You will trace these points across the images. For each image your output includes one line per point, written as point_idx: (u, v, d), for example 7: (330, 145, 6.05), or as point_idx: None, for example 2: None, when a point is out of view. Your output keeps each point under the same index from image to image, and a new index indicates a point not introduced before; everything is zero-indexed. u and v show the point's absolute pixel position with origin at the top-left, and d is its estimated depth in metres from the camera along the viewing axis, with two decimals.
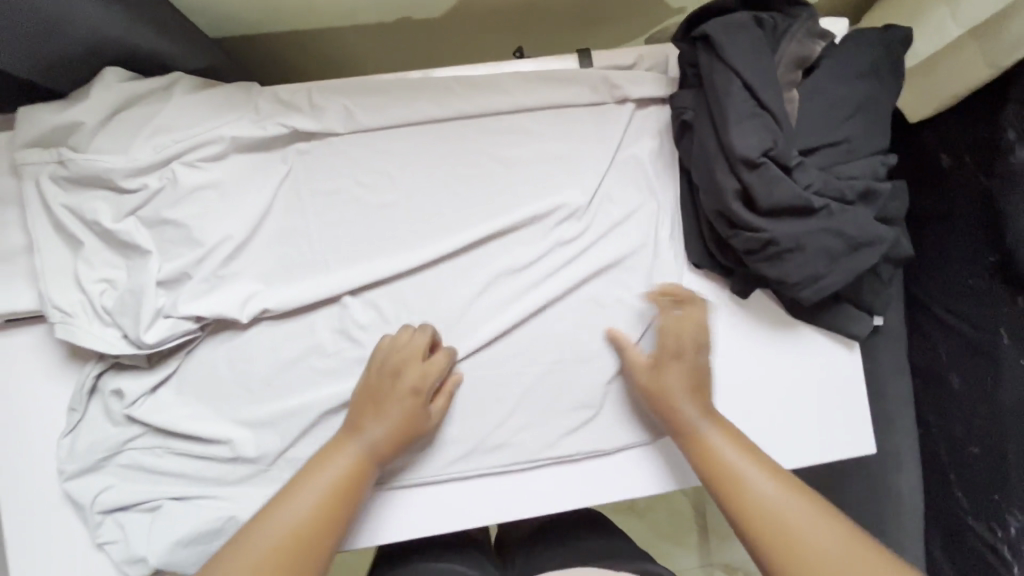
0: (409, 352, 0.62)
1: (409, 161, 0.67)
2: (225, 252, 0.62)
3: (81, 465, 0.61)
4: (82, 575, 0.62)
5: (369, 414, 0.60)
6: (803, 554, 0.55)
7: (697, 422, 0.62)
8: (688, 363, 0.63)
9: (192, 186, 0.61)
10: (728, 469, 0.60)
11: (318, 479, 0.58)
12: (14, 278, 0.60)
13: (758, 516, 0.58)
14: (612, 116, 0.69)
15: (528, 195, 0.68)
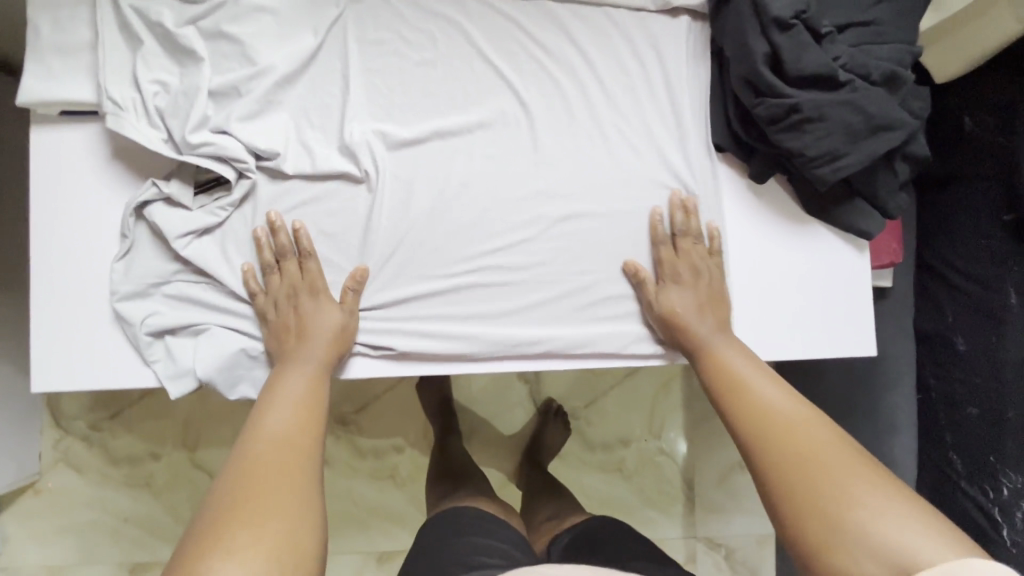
0: (291, 275, 0.66)
1: (454, 22, 0.70)
2: (274, 75, 0.65)
3: (133, 288, 0.65)
4: (101, 366, 0.66)
5: (294, 347, 0.64)
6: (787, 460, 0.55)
7: (710, 336, 0.67)
8: (693, 286, 0.69)
9: (252, 7, 0.64)
10: (734, 377, 0.64)
11: (286, 389, 0.61)
12: (76, 71, 0.64)
13: (761, 417, 0.59)
14: (653, 20, 0.72)
15: (563, 66, 0.71)
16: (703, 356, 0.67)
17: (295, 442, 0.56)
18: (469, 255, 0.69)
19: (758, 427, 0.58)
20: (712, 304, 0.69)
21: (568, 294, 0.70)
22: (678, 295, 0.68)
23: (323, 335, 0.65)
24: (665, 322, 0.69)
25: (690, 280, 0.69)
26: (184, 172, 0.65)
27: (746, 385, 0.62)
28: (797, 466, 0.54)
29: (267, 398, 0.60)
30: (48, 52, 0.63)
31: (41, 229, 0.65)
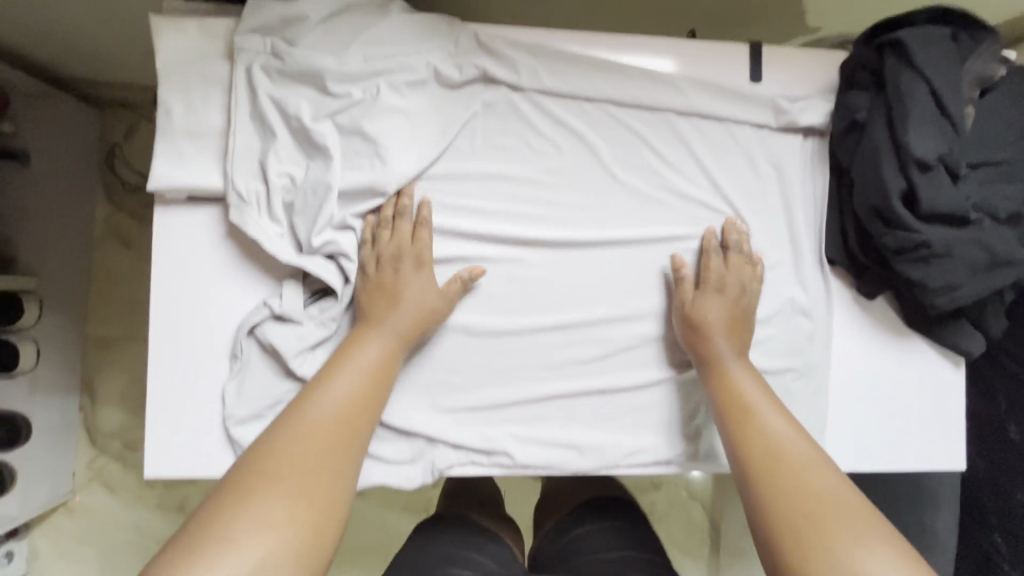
0: (401, 236, 0.64)
1: (578, 124, 0.70)
2: (402, 172, 0.65)
3: (247, 412, 0.63)
4: (208, 462, 0.64)
5: (382, 309, 0.62)
6: (793, 486, 0.55)
7: (727, 357, 0.66)
8: (730, 300, 0.67)
9: (389, 105, 0.64)
10: (741, 398, 0.63)
11: (333, 378, 0.59)
12: (205, 155, 0.63)
13: (752, 442, 0.60)
14: (771, 139, 0.73)
15: (679, 173, 0.72)
16: (716, 370, 0.65)
17: (329, 443, 0.55)
18: (579, 360, 0.69)
19: (766, 461, 0.58)
20: (737, 325, 0.68)
21: (676, 399, 0.70)
22: (716, 305, 0.67)
23: (411, 309, 0.62)
24: (688, 324, 0.67)
25: (730, 292, 0.67)
26: (295, 284, 0.64)
27: (751, 407, 0.62)
28: (777, 497, 0.55)
29: (319, 380, 0.59)
30: (179, 136, 0.62)
31: (158, 313, 0.64)
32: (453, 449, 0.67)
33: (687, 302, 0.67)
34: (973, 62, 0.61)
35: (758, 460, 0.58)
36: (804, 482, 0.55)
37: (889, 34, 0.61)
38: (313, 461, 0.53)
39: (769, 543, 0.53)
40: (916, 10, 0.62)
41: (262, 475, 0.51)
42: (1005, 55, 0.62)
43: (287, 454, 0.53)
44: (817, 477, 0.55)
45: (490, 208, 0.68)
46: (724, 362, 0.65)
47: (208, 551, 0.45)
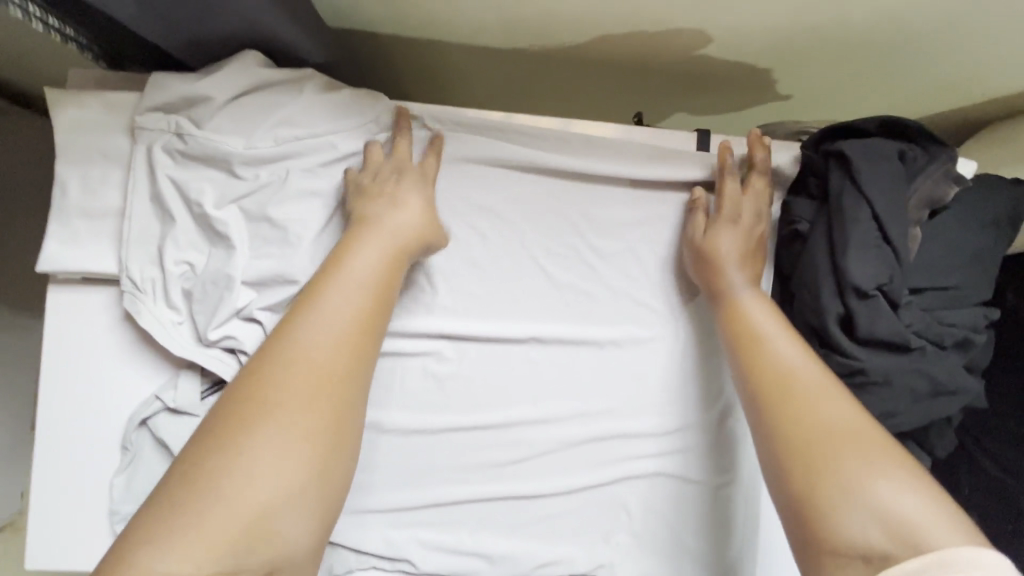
0: (402, 153, 0.61)
1: (508, 210, 0.66)
2: (311, 260, 0.61)
3: (135, 507, 0.60)
4: (93, 559, 0.61)
5: (385, 219, 0.57)
6: (804, 415, 0.50)
7: (742, 288, 0.60)
8: (745, 229, 0.63)
9: (299, 189, 0.60)
10: (752, 329, 0.57)
11: (323, 295, 0.52)
12: (100, 237, 0.59)
13: (764, 381, 0.54)
14: None
15: (613, 265, 0.67)
16: (729, 304, 0.60)
17: (333, 357, 0.49)
18: (496, 463, 0.65)
19: (775, 390, 0.53)
20: (754, 255, 0.63)
21: (596, 507, 0.66)
22: (731, 234, 0.62)
23: (410, 225, 0.58)
24: (701, 256, 0.63)
25: (746, 221, 0.62)
26: (192, 374, 0.60)
27: (758, 341, 0.57)
28: (793, 442, 0.50)
29: (308, 298, 0.52)
30: (74, 215, 0.59)
31: (47, 396, 0.60)
32: (354, 553, 0.63)
33: (702, 234, 0.63)
34: (923, 181, 0.57)
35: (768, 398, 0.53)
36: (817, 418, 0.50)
37: (835, 146, 0.58)
38: (314, 383, 0.48)
39: (786, 492, 0.49)
40: (865, 117, 0.59)
41: (248, 403, 0.46)
42: (959, 173, 0.58)
43: (274, 382, 0.47)
44: (827, 406, 0.50)
45: (409, 299, 0.64)
46: (736, 292, 0.60)
47: (200, 491, 0.42)
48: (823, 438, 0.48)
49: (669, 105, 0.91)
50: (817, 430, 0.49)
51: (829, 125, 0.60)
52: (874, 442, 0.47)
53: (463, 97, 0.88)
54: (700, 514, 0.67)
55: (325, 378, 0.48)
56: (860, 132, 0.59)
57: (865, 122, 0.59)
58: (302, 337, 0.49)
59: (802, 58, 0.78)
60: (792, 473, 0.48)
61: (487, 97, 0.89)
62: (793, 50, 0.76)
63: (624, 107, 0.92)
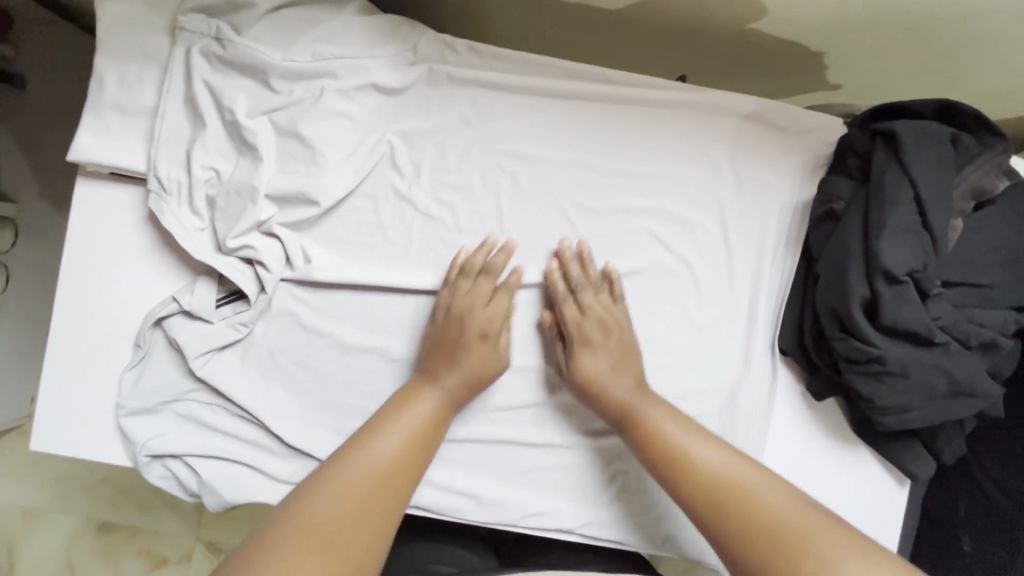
0: (478, 295, 0.60)
1: (538, 159, 0.65)
2: (336, 182, 0.60)
3: (141, 405, 0.61)
4: (94, 450, 0.62)
5: (442, 363, 0.59)
6: (749, 519, 0.49)
7: (631, 400, 0.59)
8: (607, 346, 0.61)
9: (330, 108, 0.59)
10: (670, 451, 0.55)
11: (385, 428, 0.53)
12: (132, 134, 0.59)
13: (715, 495, 0.52)
14: (746, 209, 0.67)
15: (634, 228, 0.66)
16: (635, 426, 0.58)
17: (381, 488, 0.49)
18: (501, 406, 0.65)
19: (712, 507, 0.51)
20: (629, 362, 0.61)
21: (592, 467, 0.66)
22: (591, 358, 0.60)
23: (473, 364, 0.59)
24: (580, 390, 0.61)
25: (603, 337, 0.61)
26: (208, 281, 0.61)
27: (693, 459, 0.54)
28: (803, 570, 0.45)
29: (369, 432, 0.53)
30: (109, 109, 0.59)
31: (66, 286, 0.61)
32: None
33: (574, 375, 0.61)
34: (970, 170, 0.55)
35: (742, 518, 0.49)
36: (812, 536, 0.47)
37: (886, 124, 0.56)
38: (353, 511, 0.46)
39: None
40: (921, 99, 0.57)
41: (309, 525, 0.44)
42: (1010, 167, 0.57)
43: (340, 508, 0.46)
44: (764, 501, 0.50)
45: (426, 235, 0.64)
46: (636, 410, 0.59)
47: None
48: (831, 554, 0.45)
49: (714, 79, 0.88)
50: (804, 552, 0.46)
51: (881, 104, 0.58)
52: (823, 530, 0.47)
53: (507, 44, 0.86)
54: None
55: (370, 515, 0.47)
56: (915, 114, 0.57)
57: (920, 103, 0.57)
58: (353, 470, 0.49)
59: (859, 43, 0.75)
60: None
61: (531, 47, 0.87)
62: (850, 33, 0.73)
63: (669, 74, 0.89)
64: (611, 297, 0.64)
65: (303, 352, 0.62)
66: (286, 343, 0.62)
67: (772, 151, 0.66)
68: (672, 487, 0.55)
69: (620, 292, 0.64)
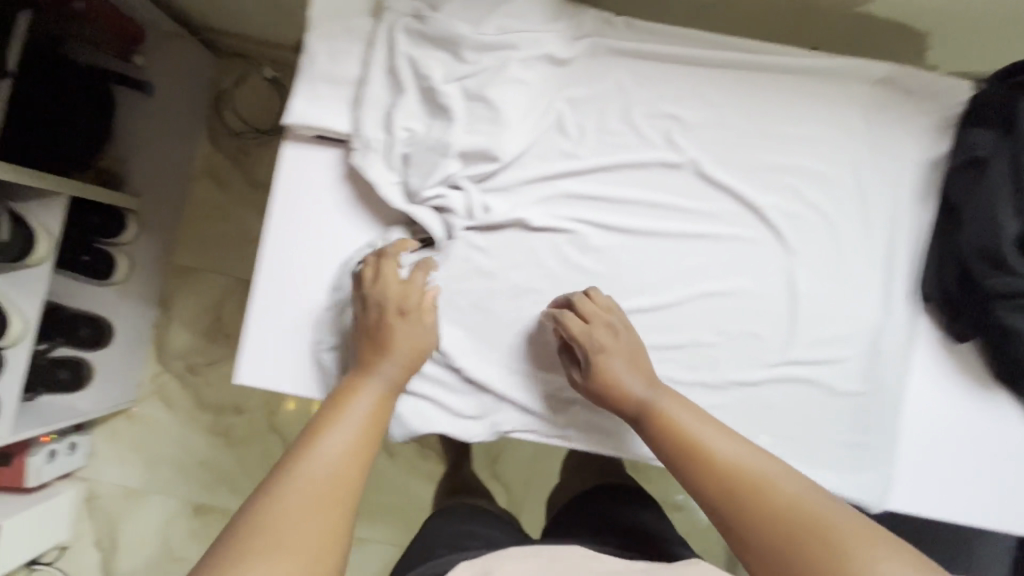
0: (387, 276, 0.64)
1: (688, 122, 0.71)
2: (514, 140, 0.68)
3: (338, 340, 0.68)
4: (294, 381, 0.69)
5: (376, 352, 0.63)
6: (761, 511, 0.54)
7: (647, 395, 0.64)
8: (617, 350, 0.66)
9: (511, 76, 0.67)
10: (688, 436, 0.61)
11: (331, 424, 0.58)
12: (338, 100, 0.68)
13: (728, 483, 0.57)
14: (880, 165, 0.72)
15: (773, 183, 0.72)
16: (652, 418, 0.63)
17: (339, 475, 0.54)
18: (651, 345, 0.71)
19: (722, 496, 0.57)
20: (642, 364, 0.66)
21: (739, 405, 0.71)
22: (612, 362, 0.65)
23: (405, 351, 0.63)
24: (601, 391, 0.65)
25: (616, 344, 0.66)
26: (399, 230, 0.69)
27: (705, 446, 0.59)
28: (818, 557, 0.50)
29: (316, 427, 0.58)
30: (319, 79, 0.68)
31: (274, 235, 0.70)
32: (519, 408, 0.71)
33: (587, 379, 0.66)
34: None
35: (755, 517, 0.54)
36: (838, 539, 0.50)
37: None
38: (313, 504, 0.52)
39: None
40: None
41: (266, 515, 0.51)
42: None
43: (295, 494, 0.52)
44: (780, 495, 0.54)
45: (586, 190, 0.70)
46: (658, 406, 0.63)
47: None
48: (842, 551, 0.49)
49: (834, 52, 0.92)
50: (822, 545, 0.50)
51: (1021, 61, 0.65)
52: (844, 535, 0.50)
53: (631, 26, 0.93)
54: (836, 428, 0.71)
55: (330, 498, 0.53)
56: None
57: None
58: (314, 467, 0.54)
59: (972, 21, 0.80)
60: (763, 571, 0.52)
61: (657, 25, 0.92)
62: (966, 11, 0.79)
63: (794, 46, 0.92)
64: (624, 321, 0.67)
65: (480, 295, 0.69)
66: (466, 287, 0.69)
67: (904, 112, 0.72)
68: (686, 473, 0.60)
69: (612, 304, 0.68)
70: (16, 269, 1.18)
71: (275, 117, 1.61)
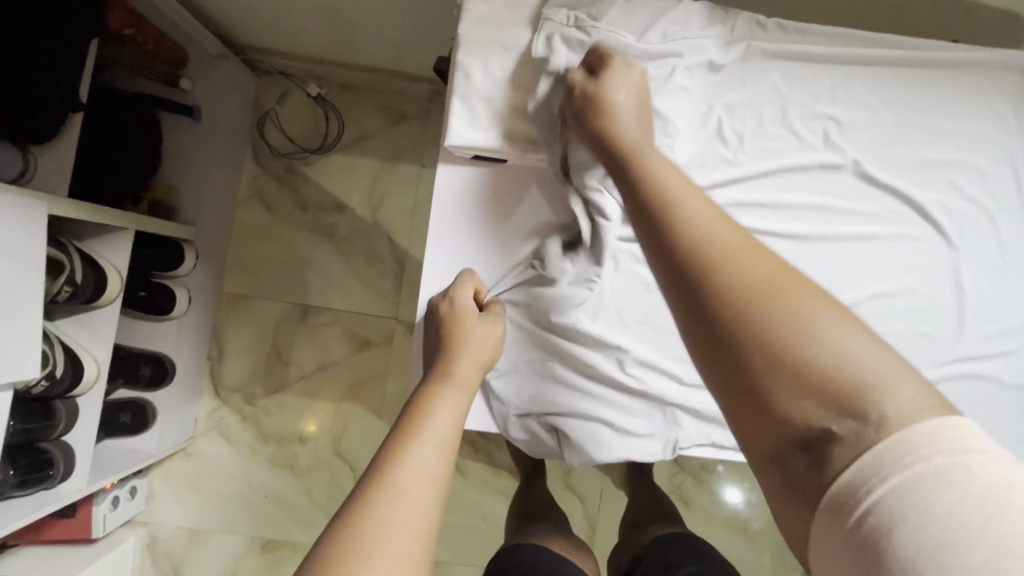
0: (462, 295, 0.64)
1: (846, 121, 0.70)
2: (679, 150, 0.66)
3: (508, 365, 0.68)
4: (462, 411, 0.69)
5: (448, 355, 0.58)
6: (734, 261, 0.43)
7: (630, 147, 0.54)
8: (610, 88, 0.58)
9: (677, 84, 0.65)
10: (660, 190, 0.49)
11: (416, 441, 0.49)
12: (498, 118, 0.65)
13: (707, 237, 0.45)
14: None
15: (930, 179, 0.71)
16: (621, 162, 0.53)
17: (430, 501, 0.46)
18: None
19: (691, 244, 0.45)
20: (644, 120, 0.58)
21: None
22: (611, 97, 0.57)
23: (472, 356, 0.60)
24: (582, 122, 0.58)
25: (610, 81, 0.58)
26: (554, 242, 0.67)
27: (681, 203, 0.47)
28: (756, 316, 0.40)
29: (398, 444, 0.49)
30: (477, 97, 0.65)
31: (433, 261, 0.68)
32: (692, 417, 0.70)
33: (573, 104, 0.59)
34: None
35: (728, 272, 0.42)
36: (790, 302, 0.40)
37: None
38: (405, 539, 0.43)
39: (720, 370, 0.41)
40: None
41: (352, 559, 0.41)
42: None
43: (382, 527, 0.43)
44: (765, 257, 0.43)
45: (749, 196, 0.69)
46: (635, 160, 0.52)
47: None
48: (800, 313, 0.39)
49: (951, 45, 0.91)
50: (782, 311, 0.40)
51: None
52: (807, 302, 0.40)
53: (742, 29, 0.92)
54: (1011, 423, 0.71)
55: (417, 528, 0.44)
56: None
57: None
58: (400, 490, 0.45)
59: None
60: (736, 350, 0.40)
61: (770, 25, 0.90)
62: None
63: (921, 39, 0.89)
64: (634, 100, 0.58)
65: (643, 311, 0.69)
66: (635, 302, 0.68)
67: None
68: (647, 227, 0.48)
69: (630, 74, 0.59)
70: (85, 309, 1.09)
71: (320, 133, 1.54)
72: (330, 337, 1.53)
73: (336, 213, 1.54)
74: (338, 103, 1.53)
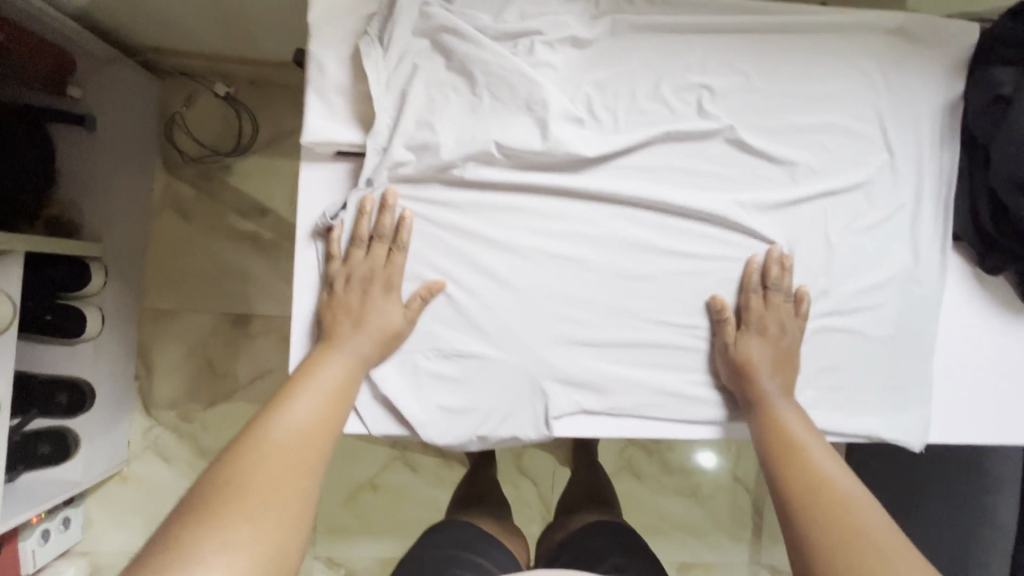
0: (375, 258, 0.63)
1: (714, 86, 0.70)
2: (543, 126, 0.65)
3: None
4: None
5: (348, 327, 0.61)
6: (834, 506, 0.56)
7: (775, 397, 0.66)
8: (773, 339, 0.67)
9: (538, 61, 0.65)
10: (793, 442, 0.63)
11: (295, 397, 0.57)
12: (354, 107, 0.63)
13: (817, 488, 0.58)
14: (899, 110, 0.73)
15: (801, 140, 0.72)
16: (765, 414, 0.65)
17: (306, 444, 0.55)
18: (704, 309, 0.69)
19: (808, 497, 0.58)
20: (783, 365, 0.68)
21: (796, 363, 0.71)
22: (759, 345, 0.67)
23: (377, 329, 0.62)
24: (735, 368, 0.67)
25: (773, 333, 0.67)
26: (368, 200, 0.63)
27: (809, 454, 0.61)
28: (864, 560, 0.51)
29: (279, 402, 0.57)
30: (331, 87, 0.63)
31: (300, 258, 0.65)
32: (564, 389, 0.67)
33: (725, 352, 0.68)
34: None
35: (834, 514, 0.55)
36: (879, 536, 0.52)
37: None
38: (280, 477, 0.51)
39: None
40: None
41: (217, 489, 0.49)
42: None
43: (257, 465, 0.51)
44: (874, 515, 0.55)
45: (622, 170, 0.68)
46: (771, 404, 0.65)
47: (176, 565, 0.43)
48: (893, 558, 0.50)
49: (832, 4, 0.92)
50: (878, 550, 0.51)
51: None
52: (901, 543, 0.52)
53: None
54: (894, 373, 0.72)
55: (295, 468, 0.52)
56: None
57: None
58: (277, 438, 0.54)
59: None
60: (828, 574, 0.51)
61: None
62: None
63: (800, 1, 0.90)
64: (795, 314, 0.69)
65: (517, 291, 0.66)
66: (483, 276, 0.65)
67: (917, 56, 0.73)
68: (777, 473, 0.61)
69: (805, 310, 0.69)
70: None
71: (229, 133, 1.47)
72: (258, 342, 1.49)
73: (253, 214, 1.48)
74: (246, 101, 1.47)
